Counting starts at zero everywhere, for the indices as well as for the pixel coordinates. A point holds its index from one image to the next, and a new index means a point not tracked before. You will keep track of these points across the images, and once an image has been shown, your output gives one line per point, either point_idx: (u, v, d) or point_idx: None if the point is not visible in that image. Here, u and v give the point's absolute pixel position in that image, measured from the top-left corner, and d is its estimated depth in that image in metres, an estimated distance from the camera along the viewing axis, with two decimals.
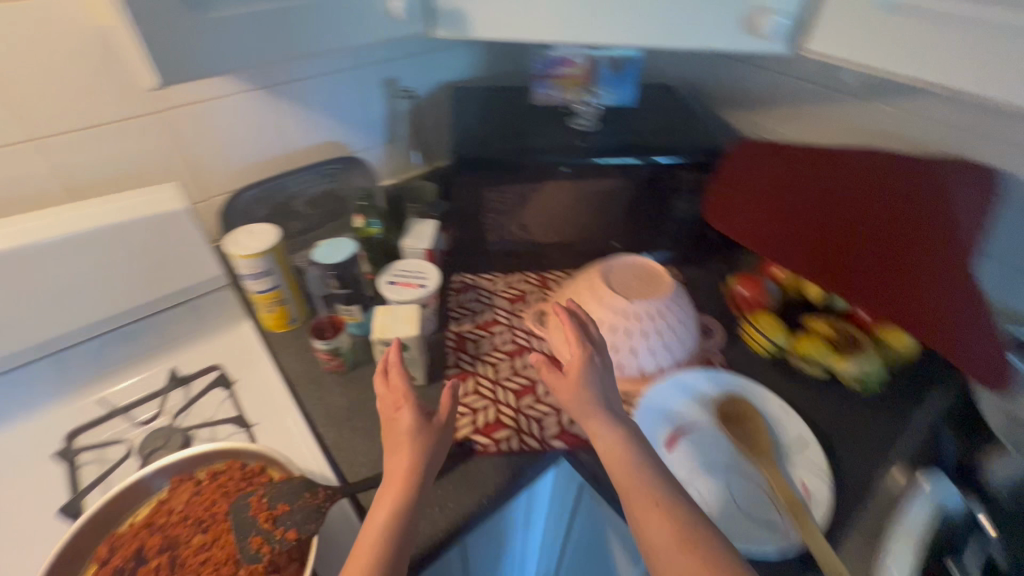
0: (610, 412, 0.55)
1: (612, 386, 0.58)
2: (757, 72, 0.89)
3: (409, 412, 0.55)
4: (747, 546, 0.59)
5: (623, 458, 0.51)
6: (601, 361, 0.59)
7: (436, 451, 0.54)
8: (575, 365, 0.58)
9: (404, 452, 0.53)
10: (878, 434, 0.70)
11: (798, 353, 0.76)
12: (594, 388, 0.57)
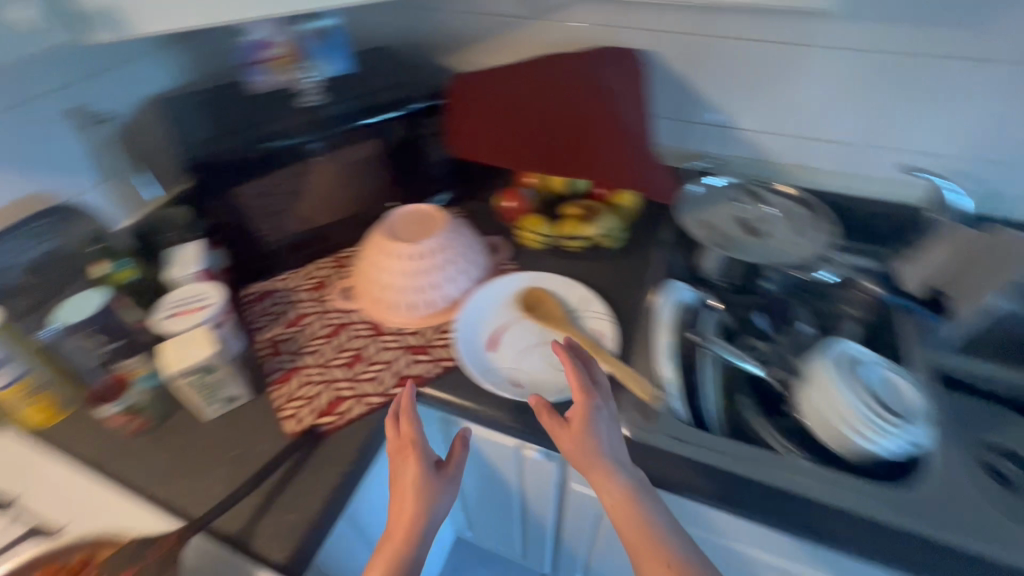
0: (615, 469, 0.57)
1: (615, 437, 0.60)
2: (453, 17, 0.99)
3: (413, 466, 0.59)
4: (566, 393, 0.72)
5: (630, 516, 0.54)
6: (605, 414, 0.61)
7: (438, 504, 0.58)
8: (577, 418, 0.60)
9: (407, 502, 0.57)
10: (635, 273, 0.89)
11: (562, 235, 0.90)
12: (600, 442, 0.59)
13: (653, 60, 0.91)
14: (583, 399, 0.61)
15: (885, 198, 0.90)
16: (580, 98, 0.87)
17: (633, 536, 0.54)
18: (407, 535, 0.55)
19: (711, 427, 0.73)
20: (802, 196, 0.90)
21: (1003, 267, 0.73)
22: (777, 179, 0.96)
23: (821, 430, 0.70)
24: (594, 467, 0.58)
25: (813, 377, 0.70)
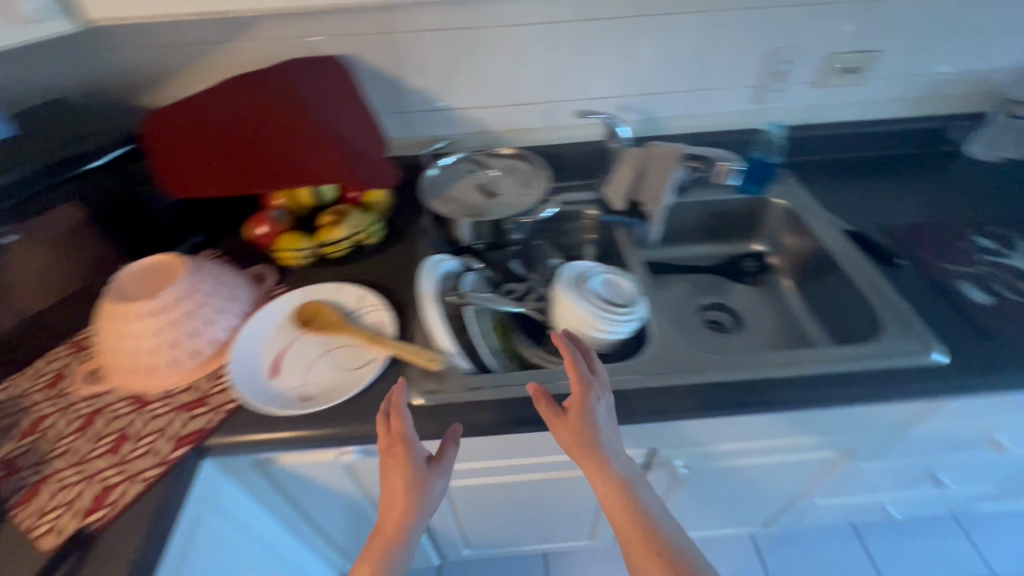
0: (607, 456, 0.65)
1: (610, 425, 0.66)
2: (133, 51, 0.91)
3: (402, 468, 0.64)
4: (361, 385, 0.76)
5: (623, 508, 0.63)
6: (602, 409, 0.66)
7: (426, 492, 0.65)
8: (574, 410, 0.65)
9: (397, 494, 0.64)
10: (404, 260, 0.96)
11: (324, 241, 0.91)
12: (595, 436, 0.65)
13: (356, 61, 0.96)
14: (579, 393, 0.65)
15: (584, 139, 1.09)
16: (275, 108, 0.88)
17: (618, 509, 0.63)
18: (395, 529, 0.63)
19: (495, 367, 0.80)
20: (525, 154, 1.03)
21: (664, 175, 0.94)
22: (502, 144, 1.10)
23: (572, 338, 0.84)
24: (592, 457, 0.65)
25: (556, 296, 0.84)
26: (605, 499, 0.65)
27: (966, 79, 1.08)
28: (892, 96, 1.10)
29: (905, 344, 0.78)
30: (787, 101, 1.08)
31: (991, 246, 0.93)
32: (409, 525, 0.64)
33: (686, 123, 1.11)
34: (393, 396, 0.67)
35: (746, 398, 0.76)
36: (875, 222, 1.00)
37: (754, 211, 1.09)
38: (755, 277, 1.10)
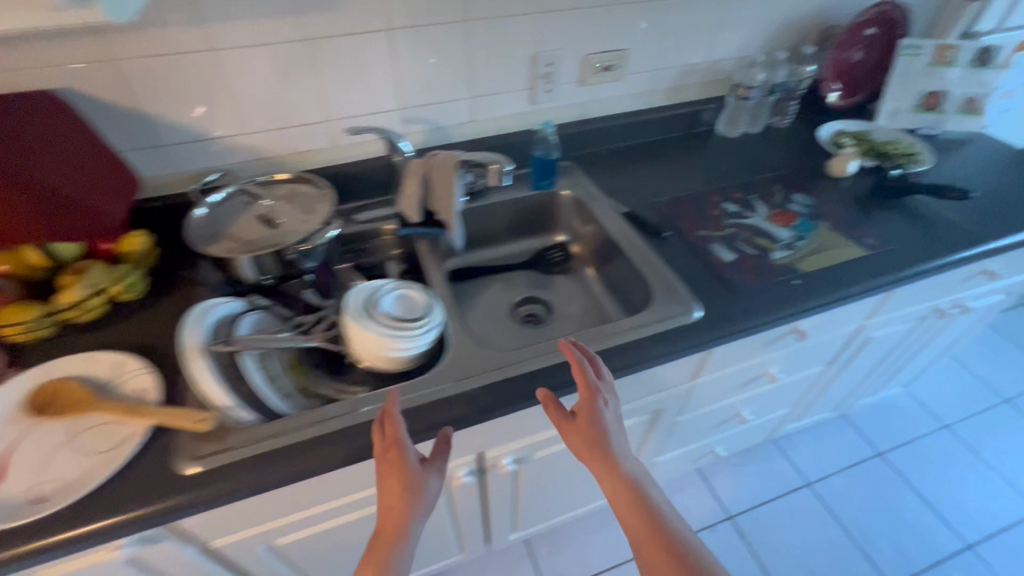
0: (617, 454, 0.68)
1: (618, 427, 0.70)
2: None
3: (397, 470, 0.65)
4: (115, 467, 0.66)
5: (633, 508, 0.64)
6: (608, 412, 0.70)
7: (424, 493, 0.66)
8: (582, 411, 0.70)
9: (394, 497, 0.65)
10: (175, 312, 0.85)
11: (69, 302, 0.78)
12: (604, 434, 0.68)
13: (75, 96, 0.83)
14: (586, 398, 0.69)
15: (375, 156, 1.07)
16: None
17: (625, 505, 0.65)
18: (392, 532, 0.63)
19: (284, 412, 0.74)
20: (307, 176, 0.98)
21: (447, 181, 0.95)
22: (287, 170, 1.04)
23: (361, 359, 0.81)
24: (601, 455, 0.68)
25: (343, 315, 0.81)
26: (615, 503, 0.67)
27: (701, 69, 1.25)
28: (648, 89, 1.24)
29: (669, 308, 0.88)
30: (561, 100, 1.17)
31: (734, 209, 1.09)
32: (412, 526, 0.64)
33: (473, 129, 1.14)
34: (390, 403, 0.68)
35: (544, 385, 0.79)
36: (647, 201, 1.11)
37: (549, 205, 1.16)
38: (562, 266, 1.17)
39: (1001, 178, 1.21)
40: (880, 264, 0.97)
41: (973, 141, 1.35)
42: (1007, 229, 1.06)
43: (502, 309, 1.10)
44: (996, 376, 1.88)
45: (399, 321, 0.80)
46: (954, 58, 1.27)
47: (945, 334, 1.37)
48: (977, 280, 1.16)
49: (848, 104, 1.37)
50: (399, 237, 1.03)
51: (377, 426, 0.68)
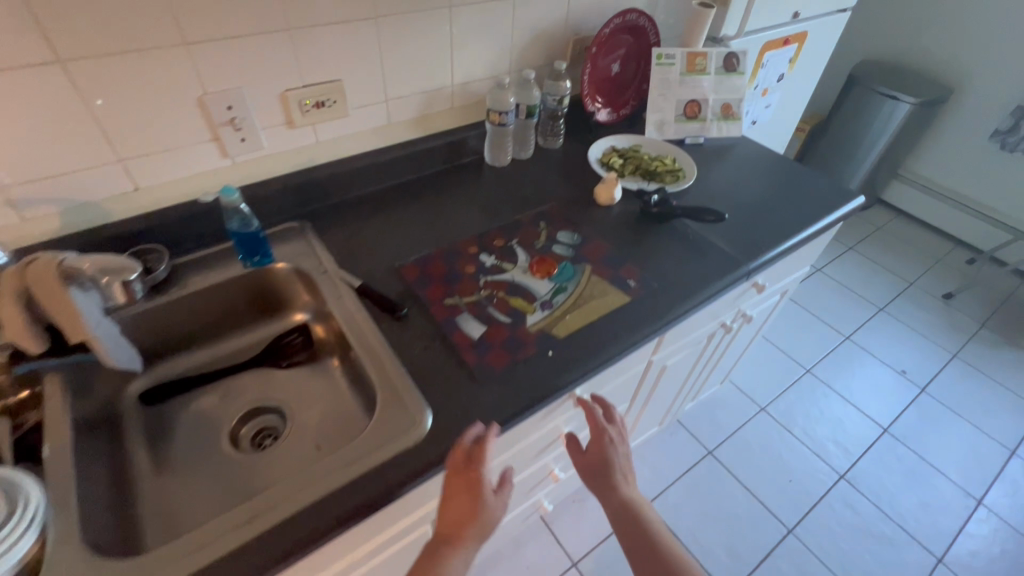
0: (617, 479, 0.83)
1: (624, 460, 0.84)
2: None
3: (474, 491, 0.65)
4: None
5: (632, 522, 0.79)
6: (618, 449, 0.84)
7: (491, 523, 0.65)
8: (597, 441, 0.84)
9: (463, 520, 0.64)
10: None
11: None
12: (612, 462, 0.83)
13: None
14: (598, 439, 0.84)
15: None
16: None
17: (623, 520, 0.80)
18: (451, 536, 0.63)
19: None
20: None
21: (59, 300, 0.66)
22: None
23: None
24: (605, 481, 0.83)
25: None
26: (615, 521, 0.81)
27: (449, 94, 1.08)
28: (389, 122, 1.04)
29: (392, 425, 0.69)
30: (266, 148, 0.92)
31: (491, 261, 0.93)
32: (477, 529, 0.64)
33: (142, 201, 0.84)
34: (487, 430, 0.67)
35: None
36: (391, 265, 0.91)
37: (271, 283, 0.91)
38: (304, 354, 0.93)
39: (757, 187, 1.21)
40: (640, 312, 0.87)
41: (735, 145, 1.36)
42: (766, 245, 1.03)
43: (218, 432, 0.84)
44: (799, 348, 2.03)
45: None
46: (704, 65, 1.26)
47: (739, 339, 1.38)
48: (749, 292, 1.14)
49: (618, 117, 1.29)
50: (14, 376, 0.70)
51: (463, 442, 0.67)
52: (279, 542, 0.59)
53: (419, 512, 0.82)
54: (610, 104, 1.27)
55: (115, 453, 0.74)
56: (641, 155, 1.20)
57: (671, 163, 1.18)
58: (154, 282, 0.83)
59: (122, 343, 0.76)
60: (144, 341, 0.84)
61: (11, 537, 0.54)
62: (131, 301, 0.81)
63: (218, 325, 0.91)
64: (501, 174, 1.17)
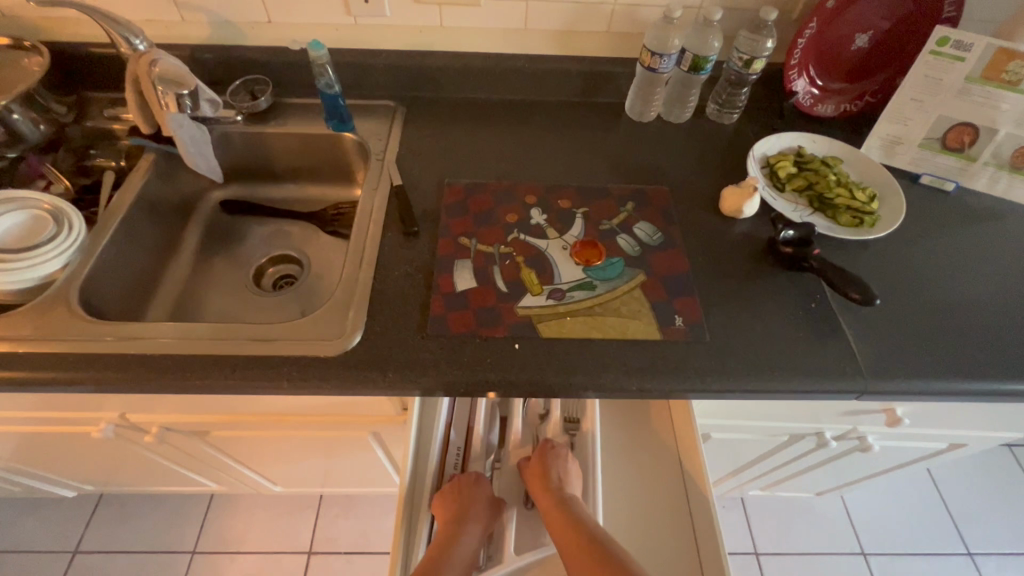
0: (553, 480, 0.68)
1: (568, 465, 0.70)
2: None
3: (465, 476, 0.70)
4: None
5: (561, 519, 0.65)
6: (564, 457, 0.71)
7: (484, 501, 0.69)
8: (540, 457, 0.71)
9: (462, 498, 0.68)
10: None
11: None
12: (557, 470, 0.69)
13: None
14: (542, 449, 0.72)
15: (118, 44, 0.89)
16: None
17: (557, 522, 0.65)
18: (464, 513, 0.66)
19: None
20: (29, 44, 0.84)
21: (150, 97, 0.76)
22: (37, 37, 0.89)
23: None
24: (540, 483, 0.68)
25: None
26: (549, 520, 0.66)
27: (608, 13, 0.89)
28: (524, 26, 0.91)
29: (325, 326, 0.66)
30: (389, 18, 0.89)
31: (538, 220, 0.79)
32: (484, 505, 0.68)
33: (272, 35, 0.90)
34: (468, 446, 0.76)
35: (124, 377, 0.63)
36: (441, 181, 0.84)
37: (343, 149, 0.93)
38: (347, 225, 0.95)
39: (988, 277, 0.77)
40: (664, 358, 0.66)
41: (1015, 212, 0.87)
42: (924, 363, 0.68)
43: (255, 259, 0.94)
44: (974, 520, 1.43)
45: None
46: (1019, 76, 0.77)
47: (846, 463, 1.01)
48: (873, 417, 0.79)
49: (835, 111, 0.92)
50: (132, 143, 0.88)
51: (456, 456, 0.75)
52: (177, 367, 0.63)
53: (349, 417, 0.81)
54: (829, 91, 0.92)
55: (169, 238, 0.91)
56: (830, 173, 0.84)
57: (865, 199, 0.81)
58: (255, 110, 0.91)
59: (204, 152, 0.86)
60: (233, 160, 0.96)
61: (44, 258, 0.69)
62: (233, 121, 0.91)
63: (296, 171, 0.98)
64: (633, 126, 0.95)
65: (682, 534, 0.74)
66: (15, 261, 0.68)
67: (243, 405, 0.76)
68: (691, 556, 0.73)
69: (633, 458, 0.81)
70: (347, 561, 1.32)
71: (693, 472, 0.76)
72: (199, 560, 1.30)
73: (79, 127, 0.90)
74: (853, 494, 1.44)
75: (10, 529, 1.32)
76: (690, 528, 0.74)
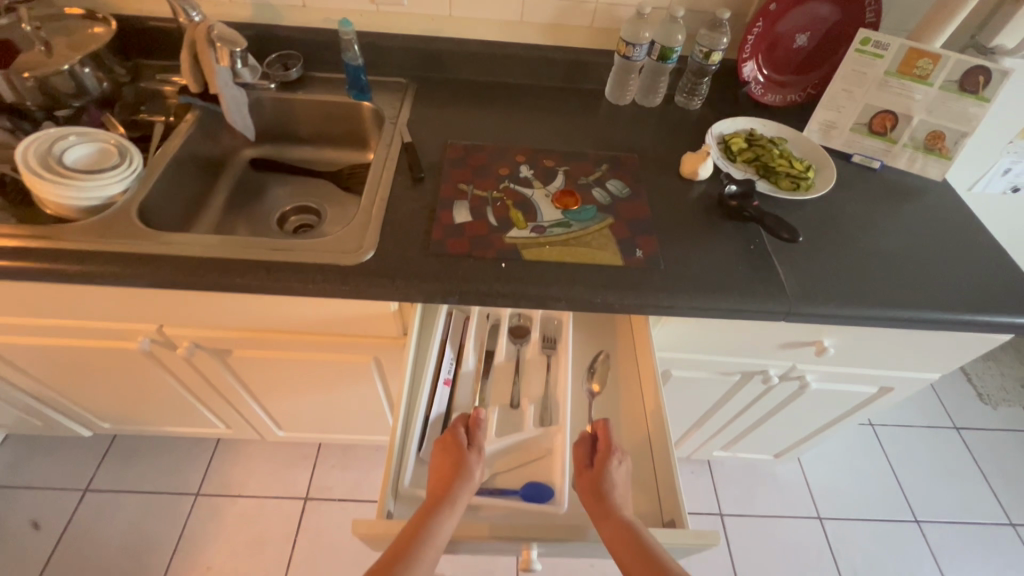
0: (616, 499, 0.67)
1: (627, 485, 0.70)
2: None
3: (446, 447, 0.71)
4: None
5: (627, 542, 0.63)
6: (623, 474, 0.70)
7: (470, 479, 0.68)
8: (600, 468, 0.70)
9: (442, 473, 0.69)
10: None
11: None
12: (617, 481, 0.69)
13: None
14: (602, 454, 0.71)
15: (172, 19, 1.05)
16: None
17: (621, 546, 0.63)
18: (444, 495, 0.66)
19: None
20: (100, 16, 0.99)
21: (204, 57, 0.90)
22: (105, 10, 1.04)
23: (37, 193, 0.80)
24: (603, 501, 0.67)
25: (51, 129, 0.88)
26: (612, 544, 0.64)
27: (591, 10, 1.05)
28: (521, 19, 1.07)
29: (345, 244, 0.80)
30: (406, 7, 1.05)
31: (526, 174, 0.94)
32: (467, 483, 0.68)
33: (305, 17, 1.06)
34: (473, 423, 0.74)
35: (178, 276, 0.76)
36: (444, 142, 0.99)
37: (361, 117, 1.08)
38: (360, 183, 1.09)
39: (898, 232, 0.93)
40: (627, 279, 0.79)
41: (930, 188, 1.02)
42: (840, 295, 0.81)
43: (279, 209, 1.08)
44: (924, 492, 1.55)
45: (45, 168, 0.80)
46: (928, 71, 0.93)
47: (794, 412, 1.14)
48: (805, 350, 0.93)
49: (781, 101, 1.09)
50: (181, 102, 1.03)
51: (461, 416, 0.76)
52: (221, 270, 0.76)
53: (357, 338, 0.93)
54: (776, 83, 1.09)
55: (205, 186, 1.04)
56: (775, 148, 1.00)
57: (802, 169, 0.96)
58: (287, 80, 1.06)
59: (242, 111, 1.00)
60: (264, 123, 1.10)
61: (110, 180, 0.82)
62: (268, 88, 1.05)
63: (318, 136, 1.13)
64: (611, 108, 1.10)
65: (647, 483, 0.80)
66: (86, 179, 0.80)
67: (266, 319, 0.88)
68: (653, 504, 0.77)
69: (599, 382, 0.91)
70: (341, 507, 1.41)
71: (655, 432, 0.82)
72: (203, 501, 1.39)
73: (135, 88, 1.05)
74: (812, 466, 1.56)
75: (26, 466, 1.41)
76: (652, 477, 0.80)
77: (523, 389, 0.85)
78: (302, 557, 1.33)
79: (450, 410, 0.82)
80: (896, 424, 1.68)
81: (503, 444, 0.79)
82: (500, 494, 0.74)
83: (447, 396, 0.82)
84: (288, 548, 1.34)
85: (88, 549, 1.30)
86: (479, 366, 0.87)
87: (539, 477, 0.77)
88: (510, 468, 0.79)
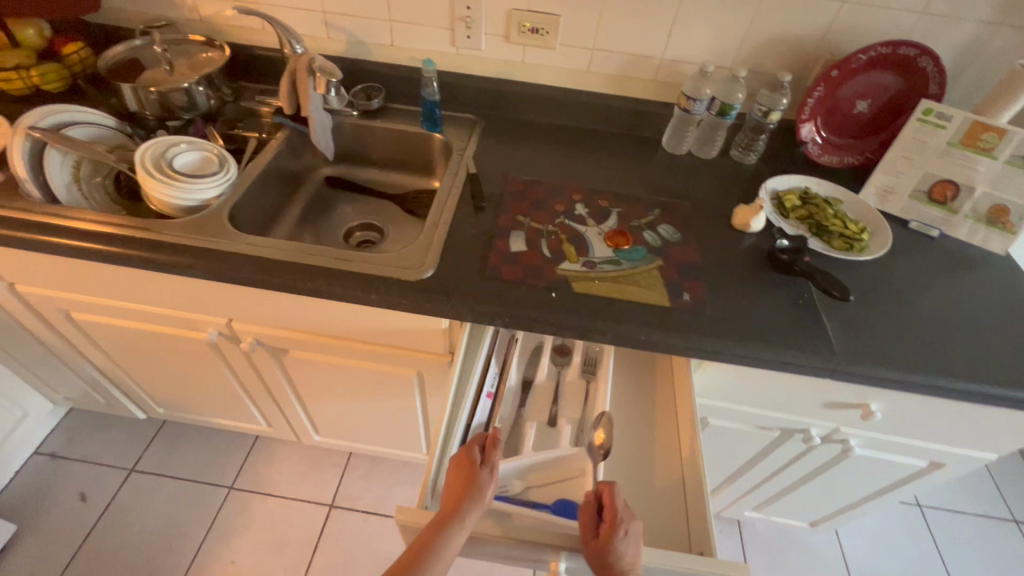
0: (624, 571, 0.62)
1: (634, 556, 0.64)
2: None
3: (462, 464, 0.70)
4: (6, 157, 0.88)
5: None
6: (632, 541, 0.64)
7: (481, 499, 0.67)
8: (607, 538, 0.64)
9: (454, 490, 0.68)
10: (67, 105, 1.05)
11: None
12: (627, 552, 0.63)
13: None
14: (608, 525, 0.65)
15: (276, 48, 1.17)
16: None
17: None
18: (454, 512, 0.66)
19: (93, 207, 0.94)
20: (217, 43, 1.12)
21: (302, 84, 1.01)
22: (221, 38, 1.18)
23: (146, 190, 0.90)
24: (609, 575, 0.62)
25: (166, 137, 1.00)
26: None
27: (656, 64, 1.11)
28: (588, 69, 1.14)
29: (409, 259, 0.86)
30: (483, 51, 1.14)
31: (581, 212, 0.98)
32: (476, 504, 0.67)
33: (391, 54, 1.16)
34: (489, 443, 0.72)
35: (256, 275, 0.83)
36: (507, 175, 1.05)
37: (431, 146, 1.16)
38: (422, 207, 1.16)
39: (953, 296, 0.92)
40: (672, 320, 0.81)
41: (993, 260, 1.00)
42: (887, 354, 0.81)
43: (346, 224, 1.16)
44: None
45: (155, 169, 0.91)
46: (993, 145, 0.93)
47: (835, 476, 1.10)
48: (851, 412, 0.91)
49: (838, 162, 1.11)
50: (275, 121, 1.14)
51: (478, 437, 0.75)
52: (296, 273, 0.83)
53: (405, 350, 0.98)
54: (834, 145, 1.11)
55: (285, 197, 1.14)
56: (829, 207, 1.01)
57: (857, 231, 0.97)
58: (368, 109, 1.15)
59: (326, 133, 1.10)
60: (343, 145, 1.20)
61: (209, 184, 0.92)
62: (350, 115, 1.15)
63: (389, 161, 1.22)
64: (667, 156, 1.15)
65: (677, 518, 0.80)
66: (190, 181, 0.90)
67: (326, 324, 0.94)
68: (680, 537, 0.78)
69: (635, 412, 0.93)
70: (364, 518, 1.43)
71: (689, 467, 0.82)
72: (236, 495, 1.44)
73: (236, 105, 1.17)
74: (852, 542, 1.47)
75: (84, 440, 1.51)
76: (681, 514, 0.80)
77: (562, 408, 0.88)
78: (322, 563, 1.35)
79: (490, 420, 0.86)
80: (947, 507, 1.58)
81: (542, 457, 0.80)
82: (532, 505, 0.76)
83: (489, 408, 0.86)
84: (309, 553, 1.36)
85: (125, 528, 1.36)
86: (521, 384, 0.91)
87: (573, 495, 0.79)
88: (547, 482, 0.81)
